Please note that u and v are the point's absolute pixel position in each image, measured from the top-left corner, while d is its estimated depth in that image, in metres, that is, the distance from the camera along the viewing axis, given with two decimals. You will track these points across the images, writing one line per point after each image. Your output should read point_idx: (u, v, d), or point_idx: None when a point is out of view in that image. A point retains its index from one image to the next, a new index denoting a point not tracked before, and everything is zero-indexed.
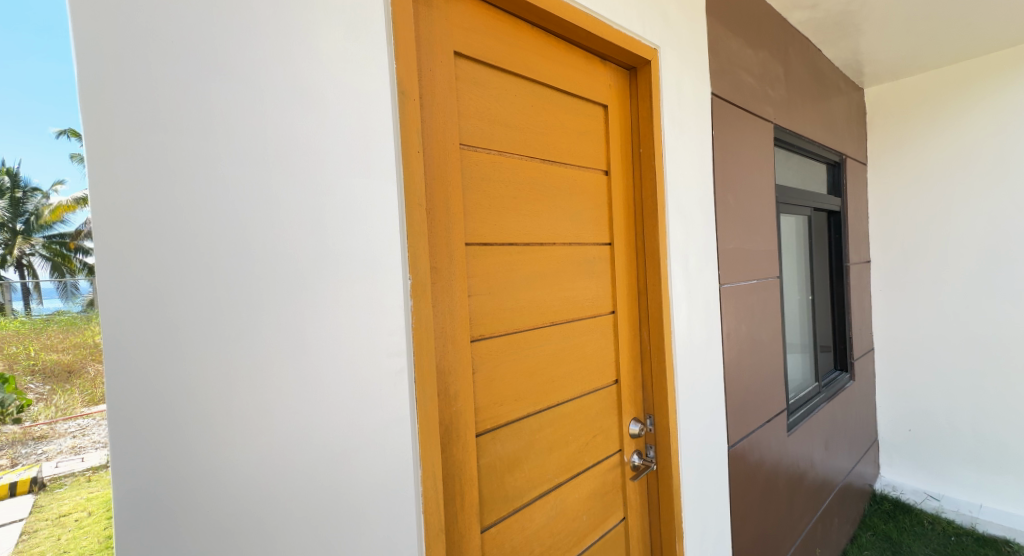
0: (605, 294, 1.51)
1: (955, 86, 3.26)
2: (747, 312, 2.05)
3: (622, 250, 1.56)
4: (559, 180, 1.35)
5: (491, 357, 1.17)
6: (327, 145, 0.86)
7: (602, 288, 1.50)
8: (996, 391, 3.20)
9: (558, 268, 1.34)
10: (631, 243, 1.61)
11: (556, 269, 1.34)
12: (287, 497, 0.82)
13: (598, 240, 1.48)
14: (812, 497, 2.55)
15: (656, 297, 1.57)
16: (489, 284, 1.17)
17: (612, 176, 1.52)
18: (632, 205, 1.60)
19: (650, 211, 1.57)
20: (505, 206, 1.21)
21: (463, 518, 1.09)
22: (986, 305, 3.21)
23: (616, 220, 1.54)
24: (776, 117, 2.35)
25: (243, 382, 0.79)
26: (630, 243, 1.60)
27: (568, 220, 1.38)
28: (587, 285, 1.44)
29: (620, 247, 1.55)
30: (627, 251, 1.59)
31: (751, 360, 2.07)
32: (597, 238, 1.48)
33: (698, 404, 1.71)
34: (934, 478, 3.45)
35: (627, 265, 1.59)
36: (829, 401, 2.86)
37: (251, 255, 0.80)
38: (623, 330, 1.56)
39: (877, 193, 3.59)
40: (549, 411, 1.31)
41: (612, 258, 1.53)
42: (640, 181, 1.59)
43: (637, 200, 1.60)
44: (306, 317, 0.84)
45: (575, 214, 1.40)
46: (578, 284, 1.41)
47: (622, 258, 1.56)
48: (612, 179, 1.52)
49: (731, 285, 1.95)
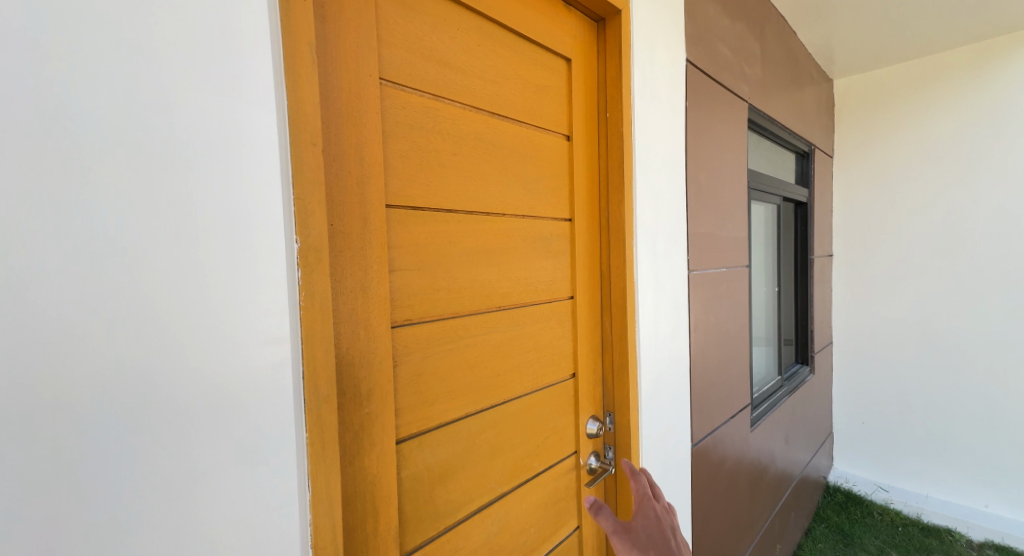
0: (563, 279, 1.32)
1: (923, 79, 3.21)
2: (715, 301, 1.90)
3: (583, 229, 1.37)
4: (511, 141, 1.15)
5: (422, 347, 0.96)
6: (164, 49, 0.62)
7: (560, 274, 1.31)
8: (947, 387, 3.20)
9: (509, 245, 1.15)
10: (596, 222, 1.43)
11: (506, 246, 1.14)
12: (97, 536, 0.59)
13: (557, 216, 1.30)
14: (772, 492, 2.46)
15: (619, 282, 1.41)
16: (422, 259, 0.96)
17: (574, 143, 1.33)
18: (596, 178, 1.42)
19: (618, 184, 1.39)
20: (443, 164, 0.99)
21: (376, 544, 0.87)
22: (946, 300, 3.19)
23: (578, 193, 1.35)
24: (751, 97, 2.20)
25: (22, 377, 0.55)
26: (593, 221, 1.42)
27: (520, 189, 1.18)
28: (542, 267, 1.25)
29: (581, 224, 1.36)
30: (590, 229, 1.41)
31: (718, 351, 1.94)
32: (556, 213, 1.29)
33: (662, 401, 1.55)
34: (886, 470, 3.46)
35: (590, 245, 1.41)
36: (791, 394, 2.78)
37: (39, 198, 0.55)
38: (583, 319, 1.38)
39: (843, 186, 3.54)
40: (493, 411, 1.12)
41: (572, 237, 1.34)
42: (609, 148, 1.40)
43: (604, 172, 1.42)
44: (133, 289, 0.61)
45: (526, 183, 1.19)
46: (528, 266, 1.21)
47: (583, 237, 1.37)
48: (574, 145, 1.33)
49: (699, 273, 1.80)
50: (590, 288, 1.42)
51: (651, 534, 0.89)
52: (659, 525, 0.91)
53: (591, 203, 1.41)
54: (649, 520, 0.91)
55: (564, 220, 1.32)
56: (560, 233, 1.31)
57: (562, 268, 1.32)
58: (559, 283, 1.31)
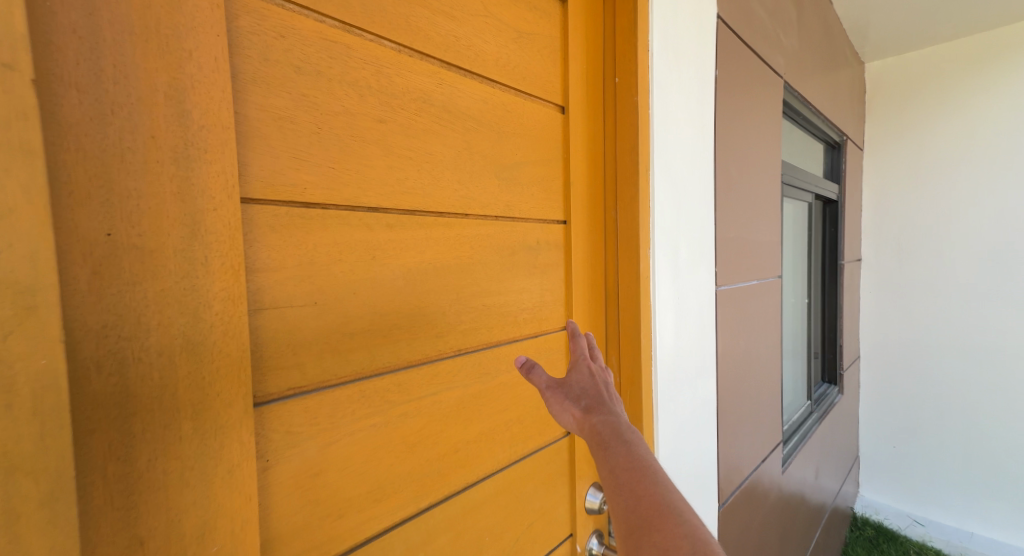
0: (553, 303, 0.96)
1: (971, 60, 2.79)
2: (745, 322, 1.54)
3: (582, 234, 1.01)
4: (476, 108, 0.80)
5: (323, 429, 0.60)
6: None
7: (552, 296, 0.96)
8: (996, 413, 2.80)
9: (472, 260, 0.80)
10: (599, 224, 1.07)
11: (467, 261, 0.79)
12: None
13: (548, 217, 0.94)
14: (803, 539, 2.10)
15: (632, 305, 1.05)
16: (325, 285, 0.60)
17: (570, 116, 0.97)
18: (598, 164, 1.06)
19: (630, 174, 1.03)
20: (359, 136, 0.63)
21: None
22: (996, 313, 2.78)
23: (576, 185, 0.99)
24: (787, 72, 1.82)
25: None
26: (595, 222, 1.06)
27: (490, 178, 0.82)
28: (522, 288, 0.89)
29: (579, 228, 1.00)
30: (591, 235, 1.05)
31: (747, 383, 1.57)
32: (544, 212, 0.93)
33: (682, 456, 1.20)
34: (919, 501, 3.09)
35: (591, 257, 1.05)
36: (822, 422, 2.40)
37: None
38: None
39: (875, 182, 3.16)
40: (448, 506, 0.76)
41: (567, 245, 0.99)
42: (618, 125, 1.04)
43: (611, 157, 1.05)
44: None
45: (499, 169, 0.83)
46: (501, 288, 0.85)
47: (582, 245, 1.01)
48: (570, 119, 0.97)
49: (727, 287, 1.43)
50: (591, 311, 1.06)
51: (584, 386, 0.68)
52: (597, 375, 0.71)
53: (593, 198, 1.05)
54: (582, 372, 0.70)
55: (557, 222, 0.96)
56: (550, 240, 0.95)
57: (554, 289, 0.96)
58: (546, 308, 0.95)
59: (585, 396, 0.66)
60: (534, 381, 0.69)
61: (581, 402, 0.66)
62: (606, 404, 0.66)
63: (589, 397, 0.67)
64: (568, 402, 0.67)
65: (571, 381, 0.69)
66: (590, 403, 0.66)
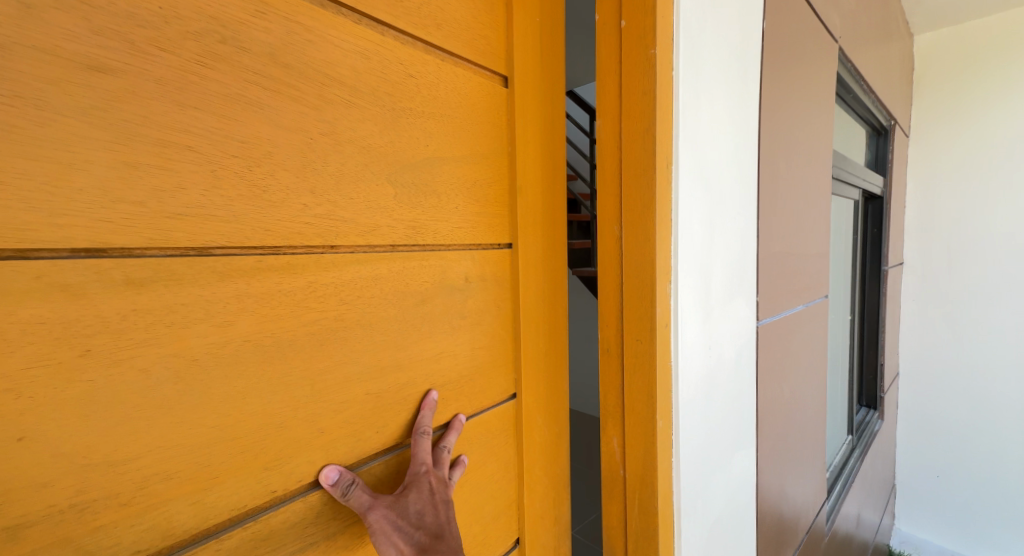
0: (492, 370, 0.63)
1: None
2: (788, 362, 1.16)
3: (538, 264, 0.67)
4: (353, 72, 0.45)
5: None
6: None
7: (489, 361, 0.62)
8: None
9: (361, 323, 0.46)
10: (563, 246, 0.73)
11: (354, 329, 0.46)
12: None
13: (480, 240, 0.59)
14: None
15: (643, 370, 0.71)
16: None
17: (513, 81, 0.62)
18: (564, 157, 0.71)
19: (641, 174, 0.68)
20: (19, 107, 0.30)
21: None
22: None
23: (526, 191, 0.64)
24: (840, 38, 1.44)
25: None
26: (558, 244, 0.71)
27: (372, 182, 0.47)
28: (437, 354, 0.55)
29: (531, 250, 0.66)
30: (552, 258, 0.70)
31: (791, 439, 1.20)
32: (474, 235, 0.58)
33: None
34: (967, 542, 2.39)
35: (550, 290, 0.70)
36: (865, 457, 1.99)
37: None
38: (540, 439, 0.69)
39: (952, 122, 2.28)
40: None
41: (513, 283, 0.64)
42: (623, 100, 0.69)
43: (610, 149, 0.72)
44: None
45: (390, 164, 0.48)
46: (395, 368, 0.50)
47: (536, 278, 0.67)
48: (512, 87, 0.62)
49: (770, 320, 1.05)
50: (551, 377, 0.71)
51: (419, 508, 0.47)
52: (440, 484, 0.50)
53: (552, 207, 0.70)
54: (419, 487, 0.48)
55: (497, 247, 0.62)
56: (484, 275, 0.60)
57: (492, 348, 0.62)
58: (480, 377, 0.61)
59: (423, 531, 0.45)
60: (348, 503, 0.44)
61: (414, 536, 0.45)
62: (446, 537, 0.46)
63: (425, 526, 0.46)
64: (394, 537, 0.44)
65: (402, 498, 0.47)
66: (426, 538, 0.45)
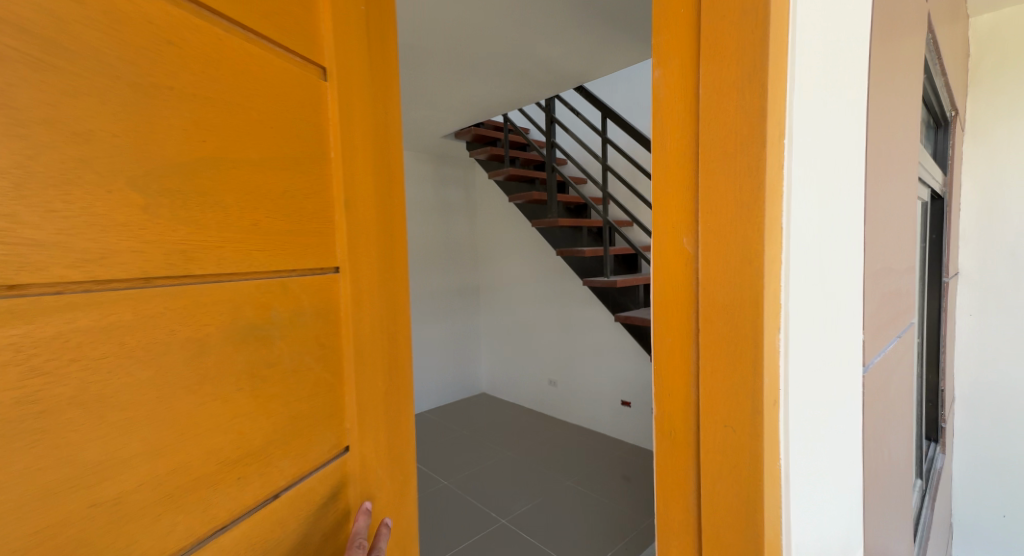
0: (322, 428, 0.49)
1: None
2: (888, 415, 0.89)
3: (373, 291, 0.56)
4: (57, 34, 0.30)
5: None
6: None
7: (318, 417, 0.49)
8: None
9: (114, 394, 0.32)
10: (400, 265, 0.62)
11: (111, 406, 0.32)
12: None
13: (294, 264, 0.46)
14: None
15: (733, 442, 0.55)
16: None
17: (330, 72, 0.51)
18: (393, 162, 0.60)
19: (745, 187, 0.52)
20: None
21: None
22: None
23: (354, 203, 0.53)
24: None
25: None
26: (393, 264, 0.61)
27: (119, 217, 0.33)
28: (236, 431, 0.41)
29: (363, 273, 0.55)
30: (388, 279, 0.59)
31: (884, 514, 0.89)
32: (285, 258, 0.45)
33: None
34: None
35: (389, 318, 0.59)
36: (933, 505, 1.65)
37: None
38: (382, 496, 0.58)
39: (1020, 112, 1.96)
40: None
41: (346, 316, 0.52)
42: (705, 116, 0.54)
43: (690, 153, 0.57)
44: None
45: (155, 190, 0.35)
46: (163, 467, 0.36)
47: (371, 305, 0.56)
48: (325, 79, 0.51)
49: (875, 365, 0.79)
50: (391, 422, 0.60)
51: None
52: None
53: (383, 220, 0.58)
54: None
55: (324, 273, 0.50)
56: (305, 311, 0.47)
57: (321, 401, 0.49)
58: (305, 439, 0.47)
59: None
60: None
61: None
62: None
63: None
64: None
65: None
66: None
